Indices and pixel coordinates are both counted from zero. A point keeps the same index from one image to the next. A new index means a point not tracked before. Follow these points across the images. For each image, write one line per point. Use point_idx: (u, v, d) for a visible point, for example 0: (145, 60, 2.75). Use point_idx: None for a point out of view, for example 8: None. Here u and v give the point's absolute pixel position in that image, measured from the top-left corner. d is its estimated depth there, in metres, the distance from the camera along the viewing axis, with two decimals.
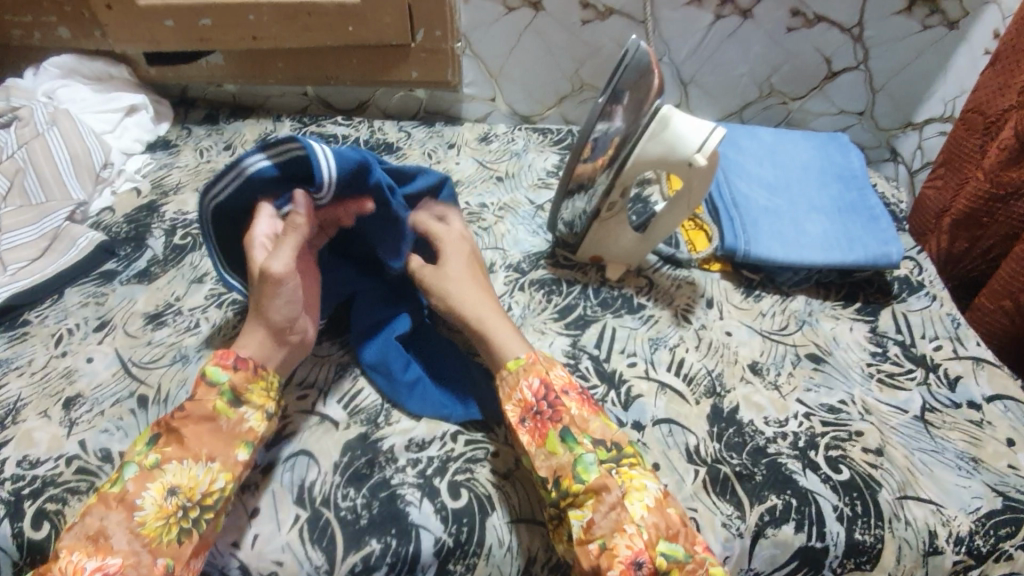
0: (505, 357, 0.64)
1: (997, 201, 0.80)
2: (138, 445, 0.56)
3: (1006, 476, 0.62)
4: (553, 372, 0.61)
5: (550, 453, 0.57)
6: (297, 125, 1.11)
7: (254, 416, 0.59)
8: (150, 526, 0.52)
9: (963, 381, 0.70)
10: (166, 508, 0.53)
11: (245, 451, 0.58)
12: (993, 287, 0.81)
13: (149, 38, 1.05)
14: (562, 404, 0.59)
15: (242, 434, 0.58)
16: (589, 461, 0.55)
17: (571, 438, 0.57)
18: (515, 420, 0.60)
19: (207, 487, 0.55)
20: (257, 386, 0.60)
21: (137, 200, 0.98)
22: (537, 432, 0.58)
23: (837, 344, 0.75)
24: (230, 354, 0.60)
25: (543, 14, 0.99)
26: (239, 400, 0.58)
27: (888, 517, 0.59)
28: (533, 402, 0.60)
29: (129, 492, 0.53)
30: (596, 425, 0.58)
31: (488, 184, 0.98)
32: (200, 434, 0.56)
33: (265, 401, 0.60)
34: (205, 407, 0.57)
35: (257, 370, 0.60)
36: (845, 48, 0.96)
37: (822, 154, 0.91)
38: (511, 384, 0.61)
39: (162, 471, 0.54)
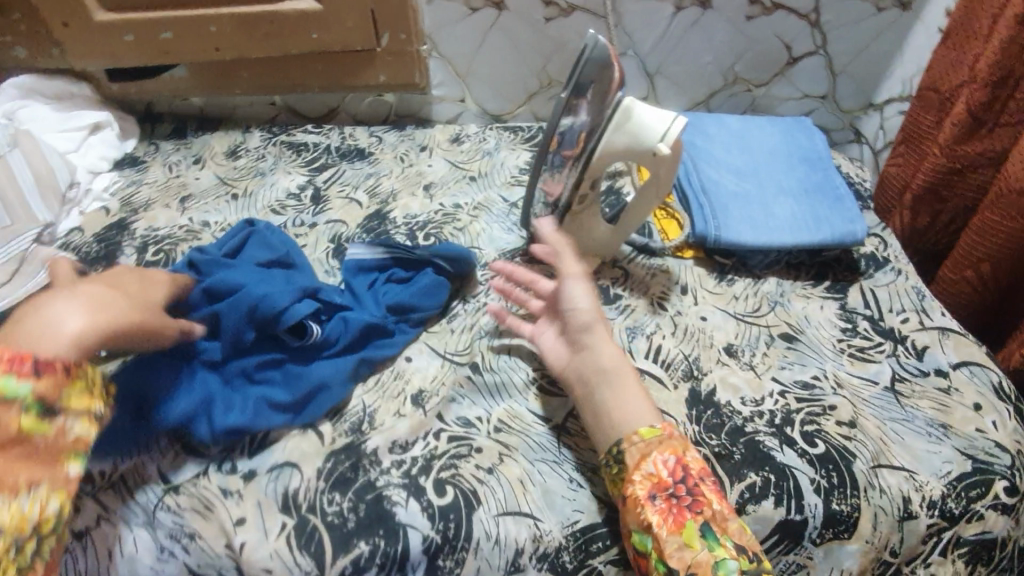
0: (637, 423, 0.59)
1: (955, 175, 0.82)
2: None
3: (975, 439, 0.64)
4: (689, 453, 0.57)
5: (685, 544, 0.52)
6: (267, 135, 1.10)
7: (80, 422, 0.52)
8: None
9: (930, 350, 0.72)
10: None
11: (77, 463, 0.52)
12: (956, 258, 0.83)
13: (109, 54, 1.04)
14: (702, 494, 0.54)
15: (70, 446, 0.51)
16: (732, 567, 0.51)
17: (711, 535, 0.52)
18: (645, 495, 0.55)
19: (40, 512, 0.49)
20: (75, 388, 0.51)
21: (107, 219, 0.97)
22: (672, 516, 0.54)
23: (809, 322, 0.76)
24: (29, 354, 0.49)
25: (507, 13, 1.00)
26: (54, 410, 0.50)
27: (862, 487, 0.61)
28: (668, 481, 0.55)
29: None
30: (735, 526, 0.54)
31: (461, 184, 0.99)
32: (5, 462, 0.47)
33: (89, 403, 0.52)
34: (7, 430, 0.47)
35: (74, 368, 0.51)
36: (804, 34, 0.99)
37: (788, 138, 0.93)
38: (642, 453, 0.57)
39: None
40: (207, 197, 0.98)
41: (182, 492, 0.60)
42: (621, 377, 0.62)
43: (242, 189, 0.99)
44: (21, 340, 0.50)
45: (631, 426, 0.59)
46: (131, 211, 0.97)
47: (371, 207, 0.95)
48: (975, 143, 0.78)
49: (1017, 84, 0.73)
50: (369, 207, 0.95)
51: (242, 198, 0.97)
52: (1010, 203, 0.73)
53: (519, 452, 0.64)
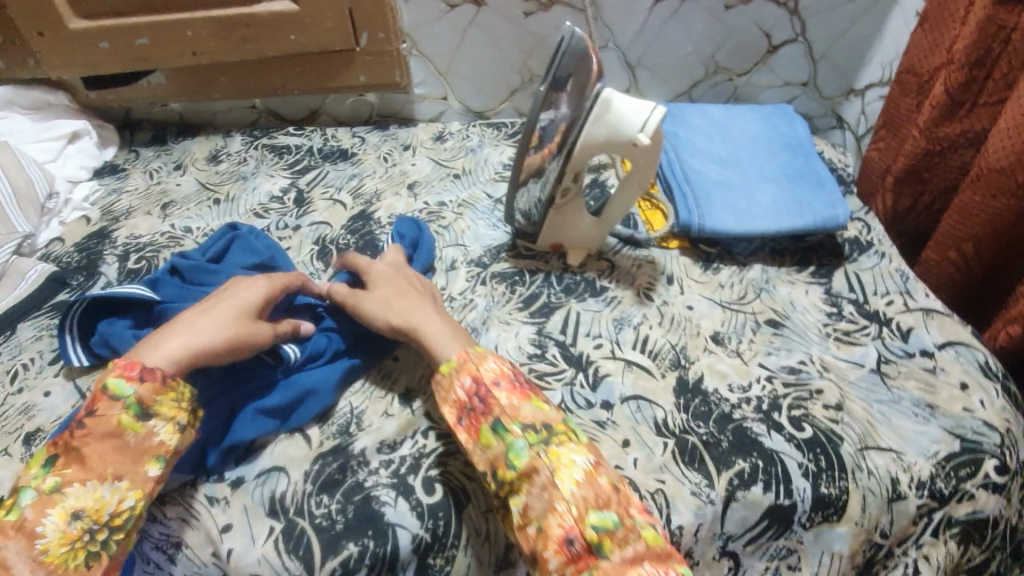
0: (437, 360, 0.61)
1: (935, 155, 0.82)
2: (35, 466, 0.51)
3: (962, 418, 0.65)
4: (484, 366, 0.58)
5: (483, 446, 0.55)
6: (248, 139, 1.10)
7: (165, 429, 0.54)
8: (54, 553, 0.48)
9: (915, 331, 0.73)
10: (69, 534, 0.49)
11: (156, 466, 0.53)
12: (938, 239, 0.83)
13: (85, 62, 1.03)
14: (492, 396, 0.56)
15: (150, 449, 0.53)
16: (519, 447, 0.53)
17: (501, 427, 0.55)
18: (452, 420, 0.57)
19: (116, 506, 0.51)
20: (168, 397, 0.55)
21: (86, 228, 0.96)
22: (473, 427, 0.56)
23: (795, 308, 0.77)
24: (135, 362, 0.54)
25: (486, 9, 1.00)
26: (148, 413, 0.53)
27: (851, 469, 0.61)
28: (465, 399, 0.57)
29: (28, 519, 0.49)
30: (527, 409, 0.55)
31: (445, 182, 0.98)
32: (103, 453, 0.52)
33: (177, 413, 0.55)
34: (108, 424, 0.52)
35: (166, 380, 0.55)
36: (783, 22, 0.99)
37: (769, 125, 0.93)
38: (445, 386, 0.59)
39: (64, 494, 0.50)
40: (188, 203, 0.97)
41: (168, 500, 0.60)
42: (420, 332, 0.63)
43: (224, 194, 0.98)
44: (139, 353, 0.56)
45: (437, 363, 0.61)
46: (111, 219, 0.96)
47: (355, 208, 0.94)
48: (955, 123, 0.79)
49: (993, 65, 0.73)
50: (353, 208, 0.94)
51: (223, 203, 0.97)
52: (991, 182, 0.73)
53: None
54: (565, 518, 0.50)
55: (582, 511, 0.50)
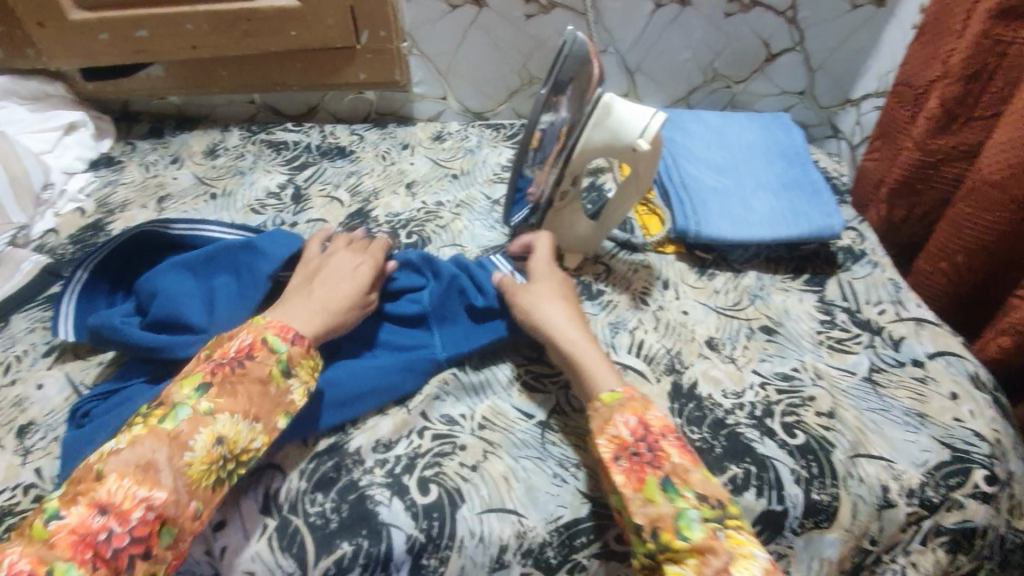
0: (598, 388, 0.60)
1: (929, 168, 0.83)
2: (189, 387, 0.53)
3: (952, 428, 0.65)
4: (650, 412, 0.57)
5: (648, 500, 0.53)
6: (246, 134, 1.09)
7: (299, 391, 0.57)
8: (195, 469, 0.50)
9: (907, 341, 0.73)
10: (212, 454, 0.51)
11: (285, 420, 0.56)
12: (931, 250, 0.84)
13: (83, 53, 1.02)
14: (663, 450, 0.55)
15: (284, 404, 0.56)
16: (692, 517, 0.51)
17: (673, 488, 0.53)
18: (609, 457, 0.55)
19: (246, 445, 0.53)
20: (308, 362, 0.58)
21: (82, 220, 0.95)
22: (635, 474, 0.54)
23: (788, 316, 0.77)
24: (291, 328, 0.58)
25: (487, 10, 0.99)
26: (291, 370, 0.57)
27: (842, 476, 0.61)
28: (630, 440, 0.56)
29: (182, 432, 0.50)
30: (698, 477, 0.54)
31: (443, 182, 0.98)
32: (252, 393, 0.54)
33: (310, 378, 0.58)
34: (263, 369, 0.55)
35: (310, 348, 0.59)
36: (781, 31, 1.00)
37: (766, 134, 0.94)
38: (604, 417, 0.58)
39: (215, 420, 0.52)
40: (185, 197, 0.97)
41: None
42: (579, 356, 0.63)
43: (221, 188, 0.98)
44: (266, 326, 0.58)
45: (595, 391, 0.60)
46: (107, 212, 0.95)
47: (353, 206, 0.94)
48: (948, 136, 0.80)
49: (989, 79, 0.75)
50: (351, 206, 0.94)
51: (220, 198, 0.96)
52: (984, 195, 0.74)
53: (502, 449, 0.64)
54: None
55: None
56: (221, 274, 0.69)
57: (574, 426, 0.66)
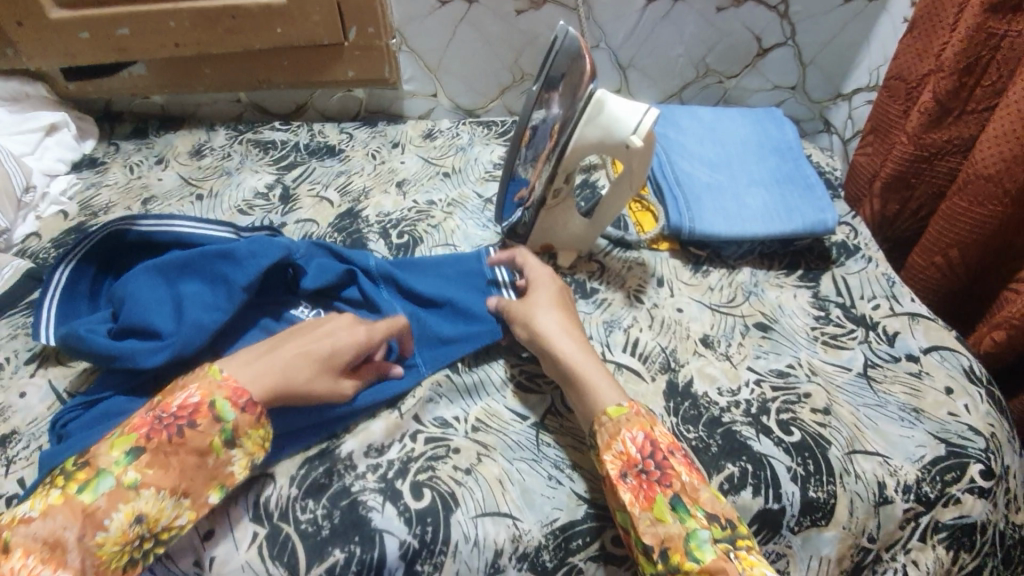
0: (603, 403, 0.59)
1: (923, 161, 0.83)
2: (118, 450, 0.49)
3: (947, 423, 0.65)
4: (657, 429, 0.56)
5: (656, 519, 0.52)
6: (233, 133, 1.07)
7: (240, 463, 0.53)
8: (105, 550, 0.47)
9: (901, 336, 0.73)
10: (127, 535, 0.48)
11: (218, 495, 0.52)
12: (924, 244, 0.84)
13: (64, 52, 0.99)
14: (671, 467, 0.54)
15: (220, 477, 0.52)
16: (703, 538, 0.50)
17: (682, 508, 0.52)
18: (616, 474, 0.55)
19: (170, 521, 0.50)
20: (256, 434, 0.54)
21: (64, 223, 0.93)
22: (642, 493, 0.54)
23: (783, 312, 0.77)
24: (245, 392, 0.53)
25: (477, 6, 0.98)
26: (233, 443, 0.52)
27: (838, 473, 0.61)
28: (637, 458, 0.55)
29: (98, 508, 0.47)
30: (707, 496, 0.53)
31: (434, 180, 0.97)
32: (183, 467, 0.50)
33: (256, 450, 0.54)
34: (199, 442, 0.51)
35: (262, 417, 0.54)
36: (773, 25, 0.99)
37: (758, 129, 0.93)
38: (611, 432, 0.57)
39: (138, 495, 0.48)
40: (170, 199, 0.95)
41: None
42: (582, 370, 0.62)
43: (208, 189, 0.96)
44: (239, 372, 0.55)
45: (600, 406, 0.59)
46: (90, 215, 0.93)
47: (343, 205, 0.93)
48: (941, 130, 0.80)
49: (983, 73, 0.75)
50: (341, 205, 0.93)
51: (207, 199, 0.94)
52: (978, 188, 0.74)
53: (496, 451, 0.63)
54: None
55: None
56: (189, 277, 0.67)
57: (568, 427, 0.65)
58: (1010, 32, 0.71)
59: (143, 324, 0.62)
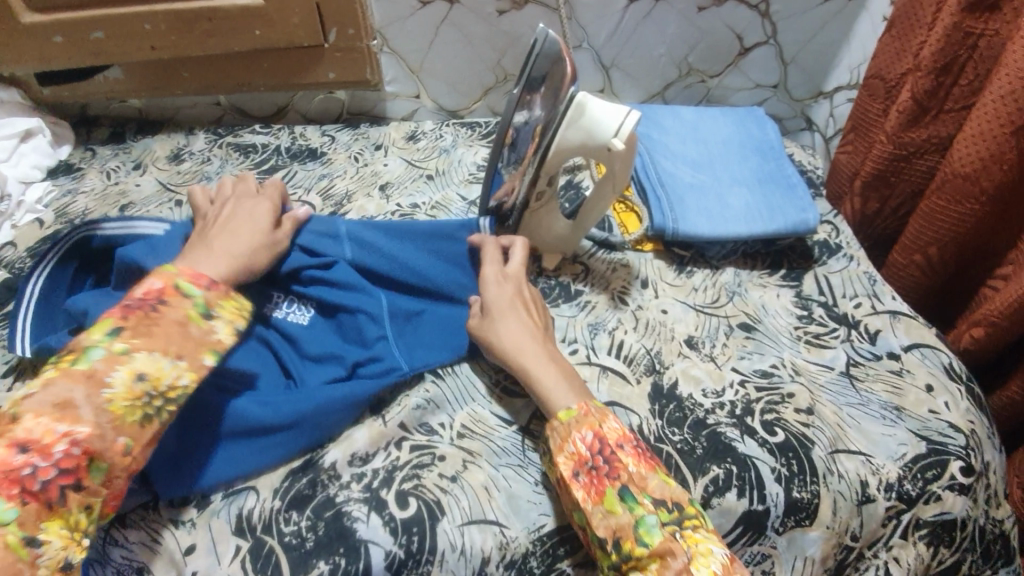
0: (555, 408, 0.59)
1: (902, 160, 0.84)
2: (99, 330, 0.48)
3: (928, 421, 0.66)
4: (606, 425, 0.57)
5: (608, 511, 0.53)
6: (212, 137, 1.06)
7: (224, 330, 0.53)
8: (117, 404, 0.46)
9: (883, 334, 0.74)
10: (134, 390, 0.47)
11: (212, 358, 0.52)
12: (904, 242, 0.84)
13: (36, 56, 0.97)
14: (618, 460, 0.54)
15: (210, 343, 0.52)
16: (651, 523, 0.51)
17: (630, 496, 0.53)
18: (568, 473, 0.55)
19: (172, 381, 0.49)
20: (229, 304, 0.55)
21: (40, 231, 0.91)
22: (593, 487, 0.54)
23: (766, 312, 0.77)
24: (205, 274, 0.55)
25: (458, 6, 0.97)
26: (211, 312, 0.53)
27: (822, 473, 0.61)
28: (587, 456, 0.55)
29: (98, 370, 0.47)
30: (654, 482, 0.54)
31: (417, 183, 0.96)
32: (170, 333, 0.50)
33: (236, 318, 0.55)
34: (178, 312, 0.51)
35: (229, 290, 0.55)
36: (755, 24, 0.99)
37: (741, 129, 0.93)
38: (562, 435, 0.57)
39: (133, 357, 0.48)
40: (148, 205, 0.93)
41: (127, 523, 0.57)
42: (536, 376, 0.61)
43: (187, 195, 0.94)
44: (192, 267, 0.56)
45: (552, 410, 0.59)
46: (67, 222, 0.91)
47: (325, 210, 0.91)
48: (919, 129, 0.80)
49: (959, 72, 0.75)
50: (323, 209, 0.92)
51: (186, 205, 0.92)
52: (956, 186, 0.75)
53: (482, 458, 0.62)
54: None
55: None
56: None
57: None
58: (986, 31, 0.72)
59: None
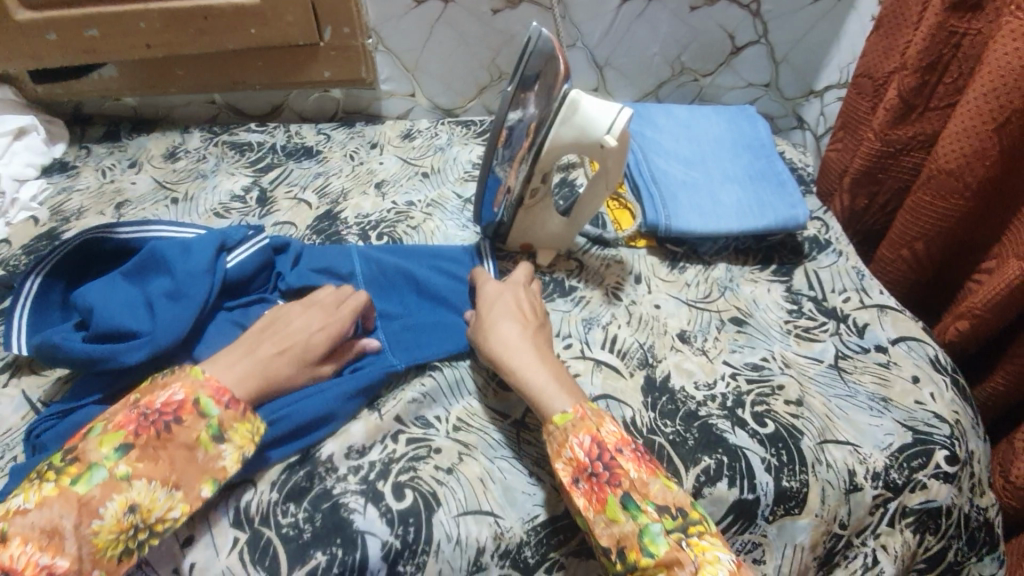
0: (549, 412, 0.58)
1: (889, 157, 0.85)
2: (109, 446, 0.50)
3: (914, 411, 0.68)
4: (604, 429, 0.56)
5: (611, 520, 0.52)
6: (207, 135, 1.06)
7: (230, 456, 0.54)
8: (101, 538, 0.47)
9: (871, 327, 0.75)
10: (121, 524, 0.48)
11: (210, 488, 0.53)
12: (892, 238, 0.86)
13: (30, 54, 0.97)
14: (619, 466, 0.54)
15: (211, 471, 0.53)
16: (656, 532, 0.51)
17: (633, 505, 0.52)
18: (569, 481, 0.55)
19: (163, 513, 0.50)
20: (243, 426, 0.55)
21: (34, 229, 0.91)
22: (595, 496, 0.54)
23: (757, 306, 0.78)
24: (228, 390, 0.55)
25: (452, 5, 0.98)
26: (222, 435, 0.54)
27: (810, 462, 0.63)
28: (585, 461, 0.55)
29: (93, 498, 0.48)
30: (657, 488, 0.53)
31: (413, 181, 0.97)
32: (174, 459, 0.52)
33: (246, 443, 0.55)
34: (188, 435, 0.52)
35: (247, 411, 0.56)
36: (745, 23, 1.01)
37: (732, 127, 0.95)
38: (560, 441, 0.56)
39: (130, 486, 0.49)
40: (144, 203, 0.93)
41: None
42: (530, 381, 0.60)
43: (182, 193, 0.95)
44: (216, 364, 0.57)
45: (547, 414, 0.58)
46: (62, 220, 0.91)
47: (321, 208, 0.92)
48: (906, 126, 0.82)
49: (944, 70, 0.77)
50: (319, 207, 0.92)
51: (182, 203, 0.93)
52: (941, 182, 0.76)
53: (478, 451, 0.63)
54: None
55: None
56: (158, 276, 0.67)
57: None
58: (969, 31, 0.74)
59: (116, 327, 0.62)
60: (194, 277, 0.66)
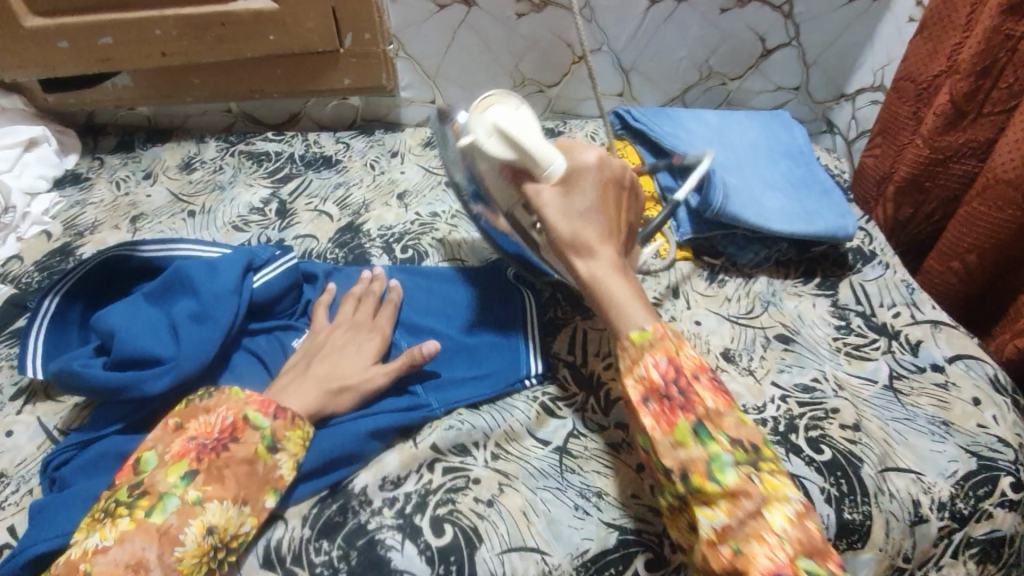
0: (624, 325, 0.54)
1: (938, 164, 0.82)
2: (175, 475, 0.52)
3: (977, 435, 0.64)
4: (683, 353, 0.53)
5: (678, 443, 0.50)
6: (224, 145, 1.03)
7: (287, 464, 0.56)
8: (185, 564, 0.49)
9: (924, 345, 0.72)
10: (202, 547, 0.50)
11: (273, 498, 0.55)
12: (941, 249, 0.82)
13: (41, 62, 0.95)
14: (695, 394, 0.51)
15: (272, 481, 0.55)
16: (725, 460, 0.49)
17: (705, 433, 0.50)
18: (637, 400, 0.52)
19: (237, 530, 0.52)
20: (295, 434, 0.57)
21: (47, 244, 0.88)
22: (664, 418, 0.51)
23: (804, 322, 0.75)
24: (272, 401, 0.57)
25: (476, 10, 0.95)
26: (277, 445, 0.56)
27: (873, 493, 0.59)
28: (659, 383, 0.52)
29: (172, 526, 0.50)
30: (731, 421, 0.51)
31: (437, 190, 0.93)
32: (239, 475, 0.53)
33: (300, 450, 0.57)
34: (247, 449, 0.54)
35: (295, 419, 0.57)
36: (777, 26, 0.97)
37: (768, 132, 0.91)
38: (633, 359, 0.53)
39: (205, 509, 0.51)
40: (161, 216, 0.90)
41: None
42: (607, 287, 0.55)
43: (200, 206, 0.92)
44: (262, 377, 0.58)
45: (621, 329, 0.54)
46: (75, 234, 0.89)
47: (342, 220, 0.89)
48: (956, 133, 0.78)
49: (998, 75, 0.73)
50: (340, 219, 0.89)
51: (199, 215, 0.90)
52: (998, 192, 0.72)
53: (519, 480, 0.60)
54: (776, 552, 0.46)
55: (794, 549, 0.46)
56: (181, 296, 0.64)
57: (593, 450, 0.62)
58: None
59: (143, 352, 0.59)
60: (220, 298, 0.63)
